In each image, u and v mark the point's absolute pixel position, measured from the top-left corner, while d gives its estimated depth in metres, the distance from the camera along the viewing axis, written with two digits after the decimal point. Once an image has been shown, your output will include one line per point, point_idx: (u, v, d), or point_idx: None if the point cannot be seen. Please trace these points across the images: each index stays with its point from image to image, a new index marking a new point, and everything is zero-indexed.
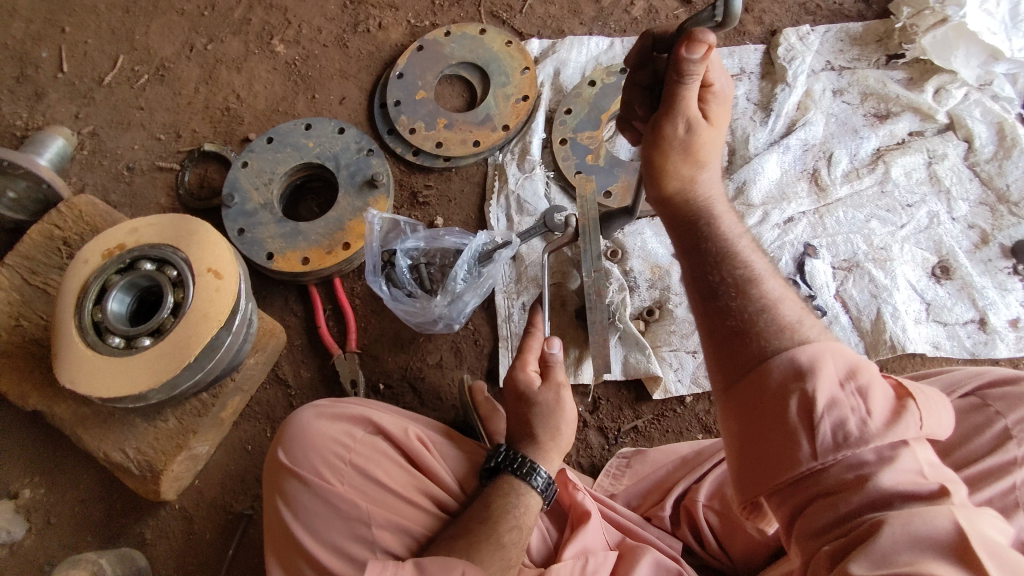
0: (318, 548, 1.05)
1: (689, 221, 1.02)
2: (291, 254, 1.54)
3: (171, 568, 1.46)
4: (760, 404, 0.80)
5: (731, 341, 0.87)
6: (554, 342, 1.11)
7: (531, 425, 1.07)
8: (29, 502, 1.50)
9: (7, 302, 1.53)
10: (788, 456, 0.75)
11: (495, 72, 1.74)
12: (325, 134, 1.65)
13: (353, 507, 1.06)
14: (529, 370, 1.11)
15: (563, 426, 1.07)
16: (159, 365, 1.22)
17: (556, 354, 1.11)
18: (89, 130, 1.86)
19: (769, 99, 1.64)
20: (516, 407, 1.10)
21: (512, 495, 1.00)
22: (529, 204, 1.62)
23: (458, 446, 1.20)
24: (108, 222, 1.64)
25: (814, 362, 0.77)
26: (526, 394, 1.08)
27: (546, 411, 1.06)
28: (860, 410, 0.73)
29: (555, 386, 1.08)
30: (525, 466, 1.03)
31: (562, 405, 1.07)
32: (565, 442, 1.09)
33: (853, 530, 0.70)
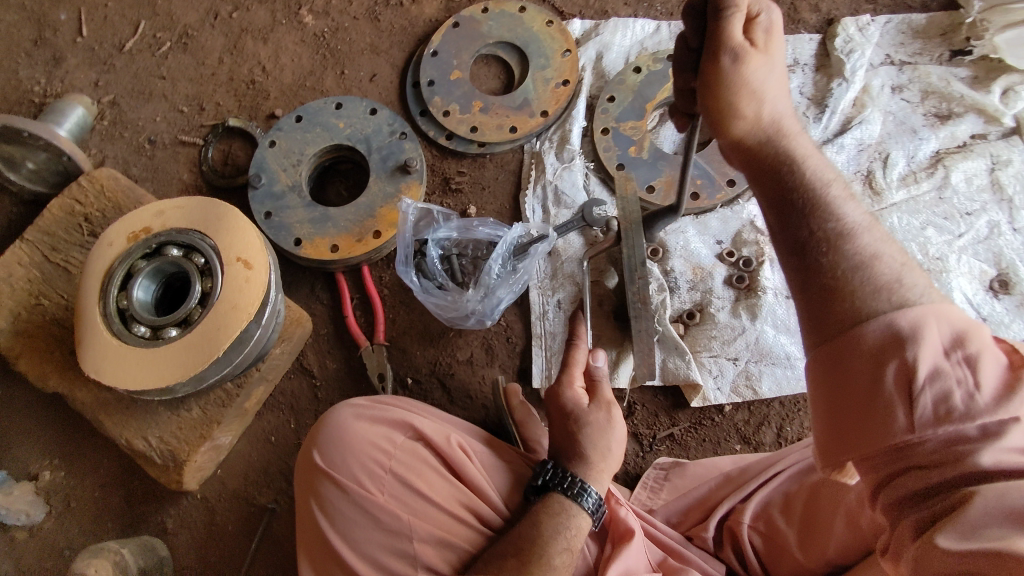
0: (357, 560, 1.05)
1: (762, 158, 0.87)
2: (320, 240, 1.49)
3: (193, 558, 1.44)
4: (852, 371, 0.74)
5: (818, 302, 0.79)
6: (599, 355, 1.14)
7: (581, 444, 1.04)
8: (49, 485, 1.49)
9: (28, 280, 1.50)
10: (879, 426, 0.71)
11: (534, 54, 1.65)
12: (356, 114, 1.58)
13: (393, 519, 1.04)
14: (576, 387, 1.10)
15: (612, 445, 1.05)
16: (187, 358, 1.18)
17: (601, 367, 1.13)
18: (109, 99, 1.79)
19: (824, 94, 1.55)
20: (562, 425, 1.08)
21: (562, 516, 0.98)
22: (567, 196, 1.56)
23: (499, 456, 1.17)
24: (130, 199, 1.58)
25: (916, 329, 0.71)
26: (574, 413, 1.07)
27: (595, 431, 1.05)
28: (966, 383, 0.67)
29: (605, 404, 1.07)
30: (575, 486, 1.00)
31: (613, 425, 1.06)
32: (613, 461, 1.06)
33: (947, 503, 0.66)
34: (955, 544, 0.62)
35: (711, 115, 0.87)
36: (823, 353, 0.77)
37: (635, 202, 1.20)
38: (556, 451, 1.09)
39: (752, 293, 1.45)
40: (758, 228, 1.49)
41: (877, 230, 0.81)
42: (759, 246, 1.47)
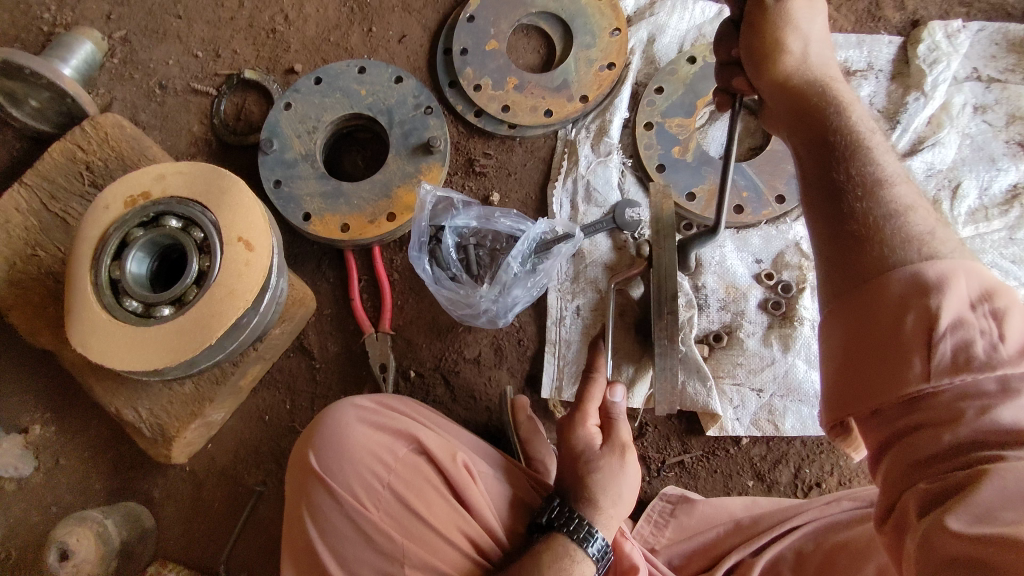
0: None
1: (807, 106, 0.88)
2: (330, 217, 1.39)
3: (178, 530, 1.41)
4: (871, 317, 0.70)
5: (845, 246, 0.75)
6: (617, 390, 1.05)
7: (590, 489, 0.97)
8: (39, 440, 1.43)
9: (24, 228, 1.42)
10: (894, 374, 0.67)
11: (580, 30, 1.50)
12: (380, 81, 1.46)
13: (387, 541, 0.93)
14: (589, 425, 1.04)
15: (621, 494, 0.98)
16: (178, 343, 1.10)
17: (618, 405, 1.04)
18: (121, 35, 1.66)
19: (897, 108, 1.40)
20: (571, 466, 1.02)
21: (565, 560, 0.91)
22: (599, 193, 1.44)
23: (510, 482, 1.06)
24: (135, 150, 1.48)
25: (944, 279, 0.67)
26: (584, 455, 1.01)
27: (605, 478, 0.98)
28: (990, 333, 0.63)
29: (618, 446, 1.00)
30: (581, 529, 0.93)
31: (625, 472, 0.99)
32: (622, 509, 0.99)
33: (961, 470, 0.61)
34: (966, 527, 0.57)
35: (758, 55, 0.90)
36: (843, 299, 0.73)
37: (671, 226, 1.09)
38: (563, 487, 1.02)
39: (787, 322, 1.34)
40: (803, 251, 1.37)
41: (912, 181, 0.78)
42: (800, 270, 1.37)
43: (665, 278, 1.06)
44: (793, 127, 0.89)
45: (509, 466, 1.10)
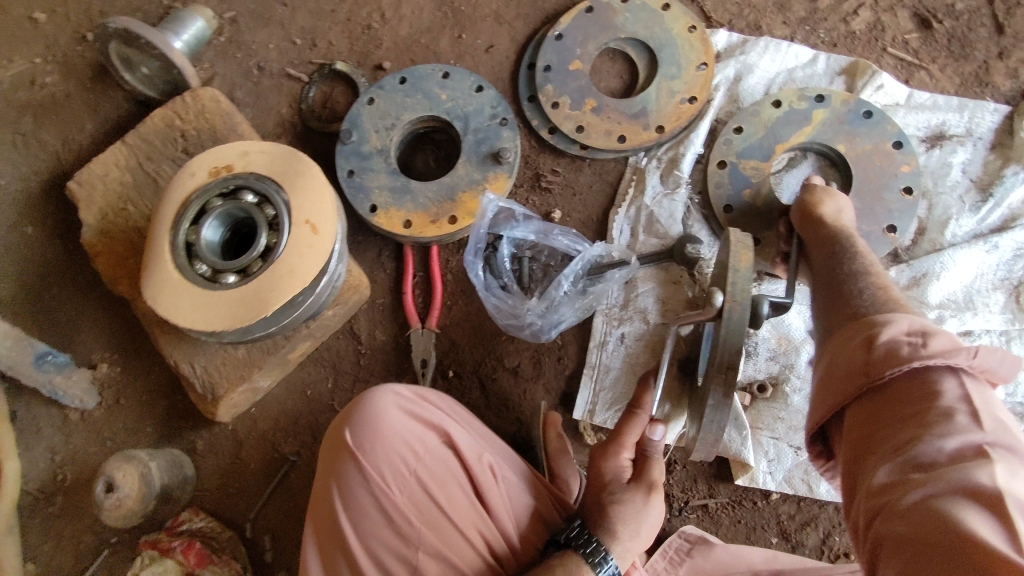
0: (361, 552, 1.01)
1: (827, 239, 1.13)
2: (395, 212, 1.43)
3: (213, 483, 1.47)
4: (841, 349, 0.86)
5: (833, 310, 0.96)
6: (658, 429, 1.03)
7: (611, 521, 0.98)
8: (104, 377, 1.55)
9: (119, 183, 1.53)
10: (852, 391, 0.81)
11: (667, 60, 1.49)
12: (461, 88, 1.49)
13: (406, 525, 1.00)
14: (622, 457, 1.05)
15: (641, 530, 0.98)
16: (237, 310, 1.16)
17: (655, 443, 1.02)
18: (230, 16, 1.77)
19: (992, 180, 1.34)
20: (597, 495, 1.03)
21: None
22: (662, 224, 1.43)
23: (529, 488, 1.11)
24: (227, 124, 1.57)
25: (889, 317, 0.83)
26: (609, 485, 1.03)
27: (626, 513, 0.98)
28: (916, 342, 0.77)
29: (646, 486, 1.01)
30: (597, 554, 0.94)
31: (648, 510, 0.99)
32: (640, 546, 0.99)
33: (903, 457, 0.71)
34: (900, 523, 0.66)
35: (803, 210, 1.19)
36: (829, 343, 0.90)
37: (747, 281, 0.98)
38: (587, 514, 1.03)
39: None
40: None
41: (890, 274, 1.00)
42: None
43: (731, 330, 0.95)
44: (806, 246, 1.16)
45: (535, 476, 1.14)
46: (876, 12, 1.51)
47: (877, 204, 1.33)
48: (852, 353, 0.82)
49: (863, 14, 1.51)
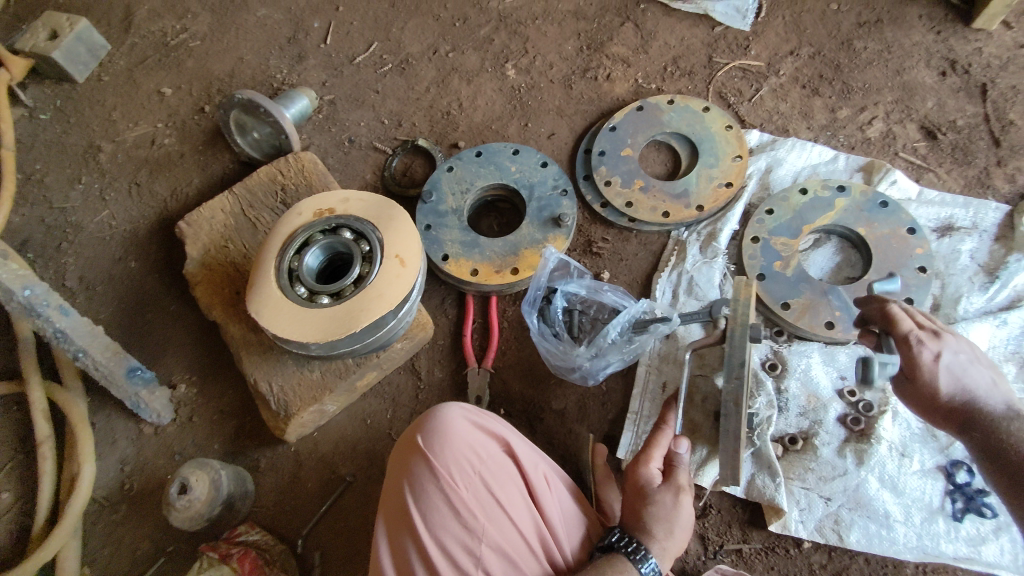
0: (429, 542, 1.08)
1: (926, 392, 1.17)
2: (464, 262, 1.63)
3: (271, 500, 1.57)
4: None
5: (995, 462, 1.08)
6: (682, 443, 1.15)
7: (644, 521, 1.07)
8: (181, 396, 1.69)
9: (223, 225, 1.73)
10: None
11: (706, 152, 1.73)
12: (528, 163, 1.74)
13: (473, 520, 1.09)
14: (652, 467, 1.15)
15: (674, 532, 1.07)
16: (329, 325, 1.33)
17: (681, 456, 1.14)
18: (330, 98, 2.08)
19: (998, 266, 1.51)
20: (633, 499, 1.12)
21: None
22: (700, 288, 1.60)
23: (573, 497, 1.23)
24: (322, 181, 1.80)
25: None
26: (646, 490, 1.12)
27: (659, 511, 1.08)
28: None
29: (675, 488, 1.11)
30: (639, 551, 1.02)
31: (678, 510, 1.08)
32: (673, 548, 1.07)
33: None
34: None
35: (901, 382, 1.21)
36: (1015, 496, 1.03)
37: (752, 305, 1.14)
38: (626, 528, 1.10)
39: (864, 438, 1.39)
40: None
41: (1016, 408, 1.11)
42: (884, 393, 1.43)
43: (736, 346, 1.11)
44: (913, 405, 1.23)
45: (581, 499, 1.27)
46: (888, 124, 1.76)
47: None
48: None
49: (876, 124, 1.76)
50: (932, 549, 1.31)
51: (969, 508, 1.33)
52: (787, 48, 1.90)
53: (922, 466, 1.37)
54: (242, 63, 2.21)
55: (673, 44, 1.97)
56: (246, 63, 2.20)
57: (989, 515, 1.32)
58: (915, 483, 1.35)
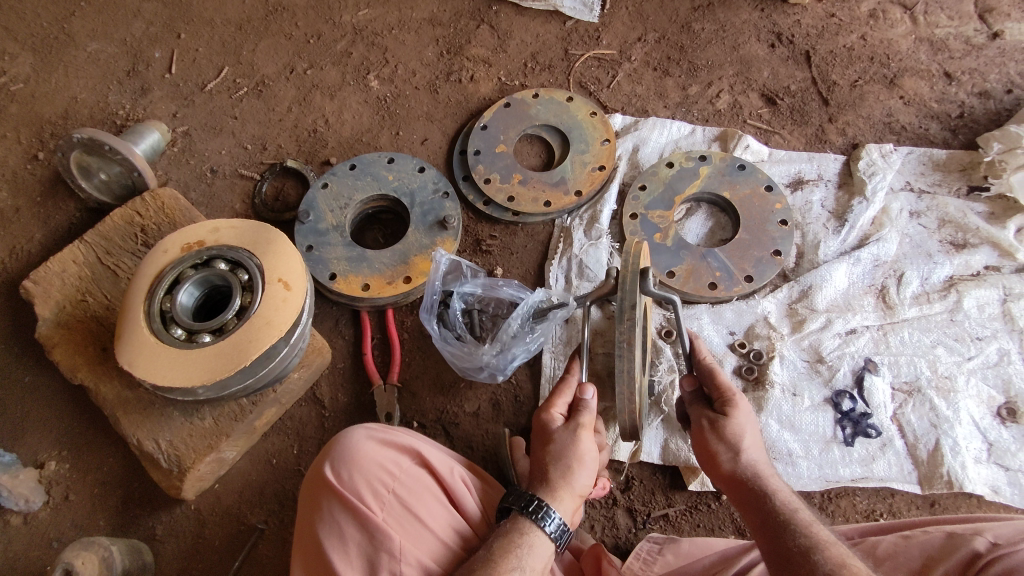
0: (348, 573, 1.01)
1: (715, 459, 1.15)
2: (353, 278, 1.60)
3: (175, 568, 1.43)
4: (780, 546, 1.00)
5: (767, 520, 1.05)
6: (587, 389, 1.18)
7: (545, 463, 1.12)
8: (53, 475, 1.51)
9: (77, 277, 1.57)
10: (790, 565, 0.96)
11: (576, 139, 1.79)
12: (405, 170, 1.73)
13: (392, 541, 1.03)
14: (556, 412, 1.18)
15: (575, 467, 1.10)
16: (215, 364, 1.24)
17: (587, 400, 1.17)
18: (184, 130, 1.95)
19: (845, 209, 1.67)
20: (539, 444, 1.16)
21: (515, 534, 1.03)
22: (590, 270, 1.64)
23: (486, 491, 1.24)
24: (186, 216, 1.67)
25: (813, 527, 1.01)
26: (547, 431, 1.15)
27: (559, 449, 1.12)
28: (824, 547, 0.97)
29: (574, 428, 1.14)
30: (537, 508, 1.05)
31: (578, 445, 1.12)
32: (579, 483, 1.10)
33: None
34: None
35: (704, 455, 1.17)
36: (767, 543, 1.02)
37: (636, 256, 1.14)
38: (531, 482, 1.13)
39: (759, 386, 1.48)
40: (771, 324, 1.54)
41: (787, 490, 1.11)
42: (770, 340, 1.52)
43: (627, 291, 1.09)
44: (707, 456, 1.16)
45: (479, 471, 1.28)
46: (734, 96, 1.90)
47: (763, 234, 1.63)
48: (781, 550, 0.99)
49: (723, 96, 1.90)
50: (832, 476, 1.41)
51: (858, 431, 1.43)
52: (635, 35, 2.01)
53: (812, 402, 1.46)
54: (77, 102, 2.01)
55: (529, 41, 2.02)
56: (82, 102, 2.01)
57: (874, 435, 1.43)
58: (808, 418, 1.44)
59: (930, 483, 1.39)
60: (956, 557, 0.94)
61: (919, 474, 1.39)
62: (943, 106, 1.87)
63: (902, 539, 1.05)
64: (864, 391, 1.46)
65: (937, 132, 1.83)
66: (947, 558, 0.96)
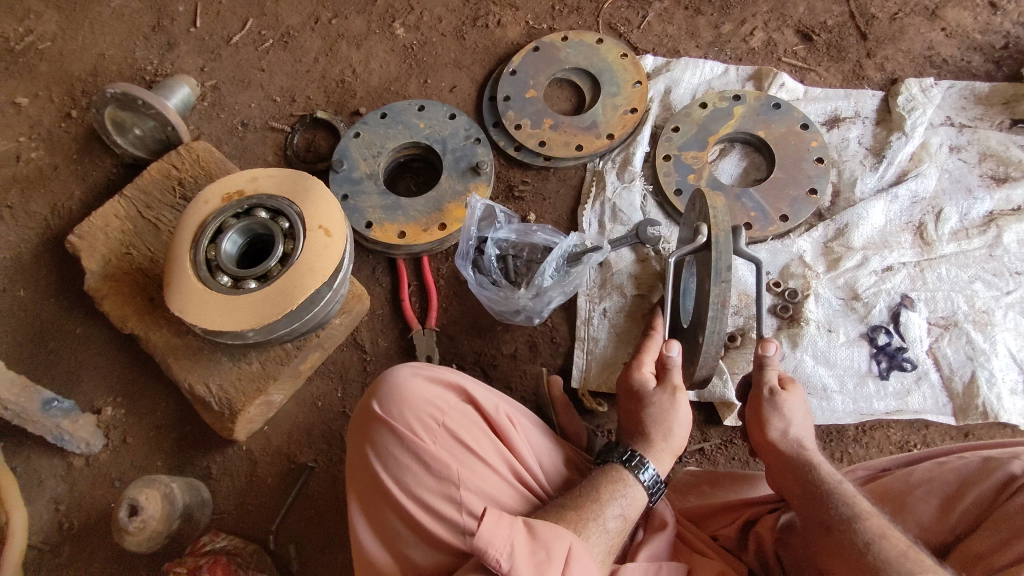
0: (406, 501, 1.05)
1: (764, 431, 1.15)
2: (389, 226, 1.61)
3: (231, 505, 1.51)
4: (823, 515, 0.99)
5: (810, 490, 1.04)
6: (672, 346, 1.15)
7: (644, 424, 1.15)
8: (110, 420, 1.58)
9: (120, 231, 1.60)
10: (834, 535, 0.96)
11: (607, 81, 1.76)
12: (436, 117, 1.73)
13: (445, 470, 1.05)
14: (644, 371, 1.20)
15: (674, 426, 1.14)
16: (262, 309, 1.27)
17: (673, 358, 1.15)
18: (212, 84, 1.95)
19: (883, 146, 1.64)
20: (630, 404, 1.19)
21: (619, 483, 1.06)
22: (624, 214, 1.64)
23: (544, 432, 1.25)
24: (222, 169, 1.69)
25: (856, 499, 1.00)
26: (642, 393, 1.17)
27: (657, 412, 1.14)
28: (868, 517, 0.96)
29: (670, 388, 1.15)
30: (635, 459, 1.10)
31: (676, 406, 1.14)
32: (676, 441, 1.15)
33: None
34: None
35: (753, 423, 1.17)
36: (811, 512, 1.02)
37: (726, 213, 1.18)
38: (628, 439, 1.16)
39: (795, 323, 1.49)
40: (807, 263, 1.53)
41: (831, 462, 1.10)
42: (806, 278, 1.52)
43: (722, 251, 1.13)
44: (756, 417, 1.16)
45: (552, 432, 1.29)
46: (768, 33, 1.85)
47: (798, 173, 1.61)
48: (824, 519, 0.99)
49: (757, 34, 1.85)
50: (867, 409, 1.43)
51: (893, 365, 1.44)
52: None
53: (847, 337, 1.47)
54: (105, 59, 2.02)
55: None
56: (110, 59, 2.02)
57: (909, 368, 1.44)
58: (844, 353, 1.46)
59: (965, 414, 1.40)
60: (992, 480, 0.95)
61: (953, 405, 1.41)
62: (986, 37, 1.81)
63: (936, 464, 1.03)
64: (900, 326, 1.46)
65: (979, 64, 1.78)
66: (980, 482, 0.96)
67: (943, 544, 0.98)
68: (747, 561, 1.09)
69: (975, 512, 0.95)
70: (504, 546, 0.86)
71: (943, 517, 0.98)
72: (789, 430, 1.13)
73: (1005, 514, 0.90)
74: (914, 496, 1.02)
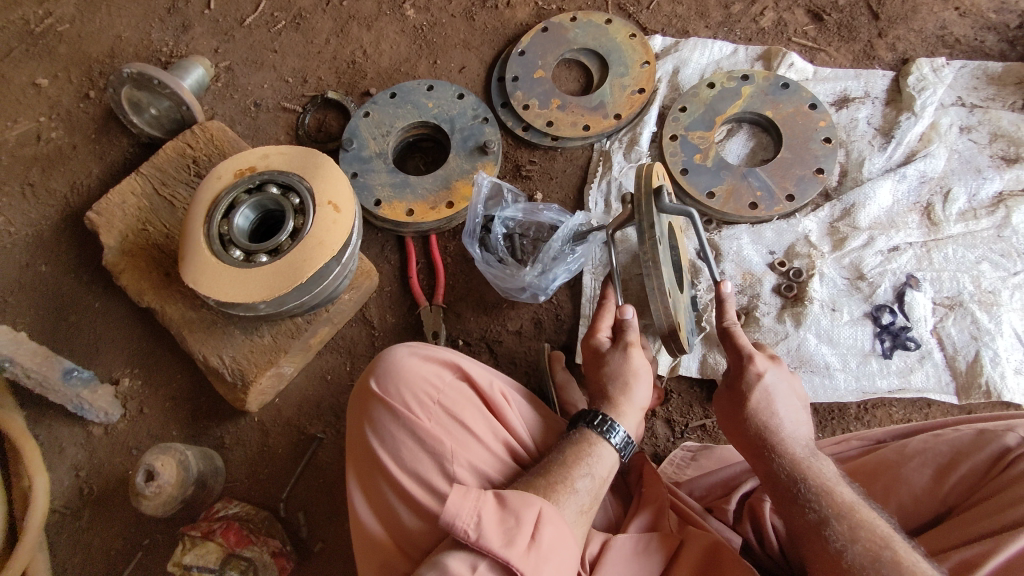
0: (402, 474, 1.07)
1: (739, 428, 1.11)
2: (397, 204, 1.64)
3: (243, 474, 1.55)
4: (800, 519, 0.97)
5: (784, 489, 1.01)
6: (627, 309, 1.22)
7: (604, 383, 1.19)
8: (127, 390, 1.63)
9: (137, 208, 1.64)
10: (813, 538, 0.94)
11: (615, 62, 1.77)
12: (444, 97, 1.75)
13: (439, 445, 1.08)
14: (602, 334, 1.26)
15: (632, 382, 1.18)
16: (273, 281, 1.31)
17: (628, 320, 1.22)
18: (226, 65, 1.98)
19: (892, 126, 1.63)
20: (592, 364, 1.24)
21: (585, 445, 1.08)
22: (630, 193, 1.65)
23: (538, 409, 1.29)
24: (235, 147, 1.72)
25: (829, 493, 0.97)
26: (599, 353, 1.22)
27: (613, 369, 1.19)
28: (840, 517, 0.93)
29: (624, 347, 1.20)
30: (604, 423, 1.11)
31: (631, 363, 1.19)
32: (638, 397, 1.18)
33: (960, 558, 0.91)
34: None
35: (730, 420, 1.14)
36: (787, 511, 0.99)
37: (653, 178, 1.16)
38: (593, 401, 1.20)
39: (798, 302, 1.49)
40: (812, 243, 1.54)
41: (807, 450, 1.05)
42: (810, 258, 1.52)
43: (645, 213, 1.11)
44: (732, 414, 1.13)
45: (538, 400, 1.32)
46: (778, 13, 1.84)
47: (805, 152, 1.61)
48: (802, 519, 0.96)
49: (768, 14, 1.84)
50: (869, 388, 1.44)
51: (897, 344, 1.45)
52: None
53: (850, 316, 1.47)
54: (122, 41, 2.06)
55: None
56: (127, 40, 2.05)
57: (913, 347, 1.44)
58: (848, 332, 1.46)
59: (967, 393, 1.41)
60: (985, 452, 0.97)
61: (956, 384, 1.41)
62: (1002, 16, 1.79)
63: (931, 437, 1.04)
64: (905, 306, 1.46)
65: (993, 44, 1.76)
66: (974, 454, 0.98)
67: (936, 512, 0.99)
68: (742, 531, 1.11)
69: (968, 482, 0.97)
70: (471, 518, 0.89)
71: (937, 486, 0.99)
72: (762, 422, 1.09)
73: (999, 482, 0.93)
74: (908, 467, 1.03)
